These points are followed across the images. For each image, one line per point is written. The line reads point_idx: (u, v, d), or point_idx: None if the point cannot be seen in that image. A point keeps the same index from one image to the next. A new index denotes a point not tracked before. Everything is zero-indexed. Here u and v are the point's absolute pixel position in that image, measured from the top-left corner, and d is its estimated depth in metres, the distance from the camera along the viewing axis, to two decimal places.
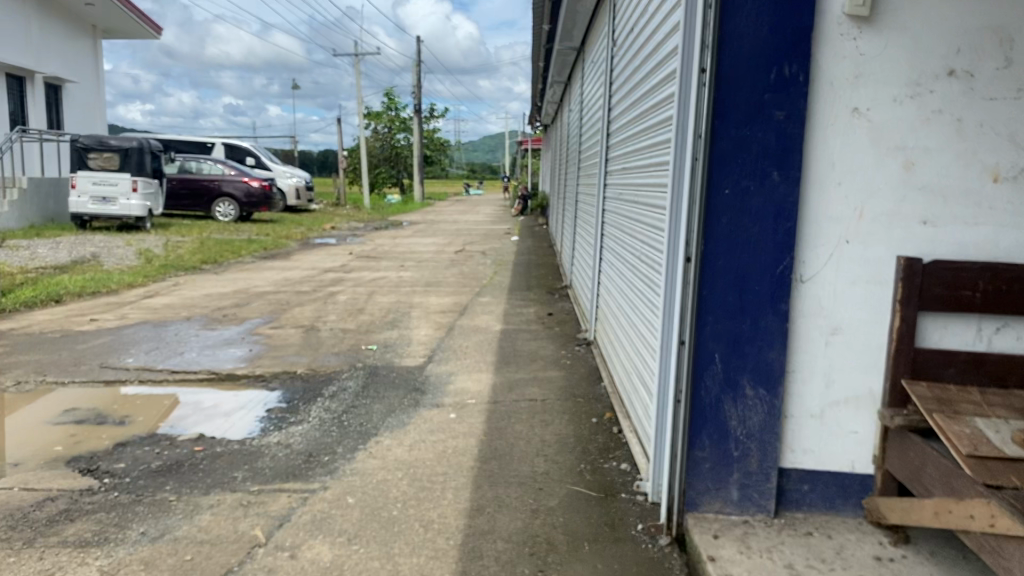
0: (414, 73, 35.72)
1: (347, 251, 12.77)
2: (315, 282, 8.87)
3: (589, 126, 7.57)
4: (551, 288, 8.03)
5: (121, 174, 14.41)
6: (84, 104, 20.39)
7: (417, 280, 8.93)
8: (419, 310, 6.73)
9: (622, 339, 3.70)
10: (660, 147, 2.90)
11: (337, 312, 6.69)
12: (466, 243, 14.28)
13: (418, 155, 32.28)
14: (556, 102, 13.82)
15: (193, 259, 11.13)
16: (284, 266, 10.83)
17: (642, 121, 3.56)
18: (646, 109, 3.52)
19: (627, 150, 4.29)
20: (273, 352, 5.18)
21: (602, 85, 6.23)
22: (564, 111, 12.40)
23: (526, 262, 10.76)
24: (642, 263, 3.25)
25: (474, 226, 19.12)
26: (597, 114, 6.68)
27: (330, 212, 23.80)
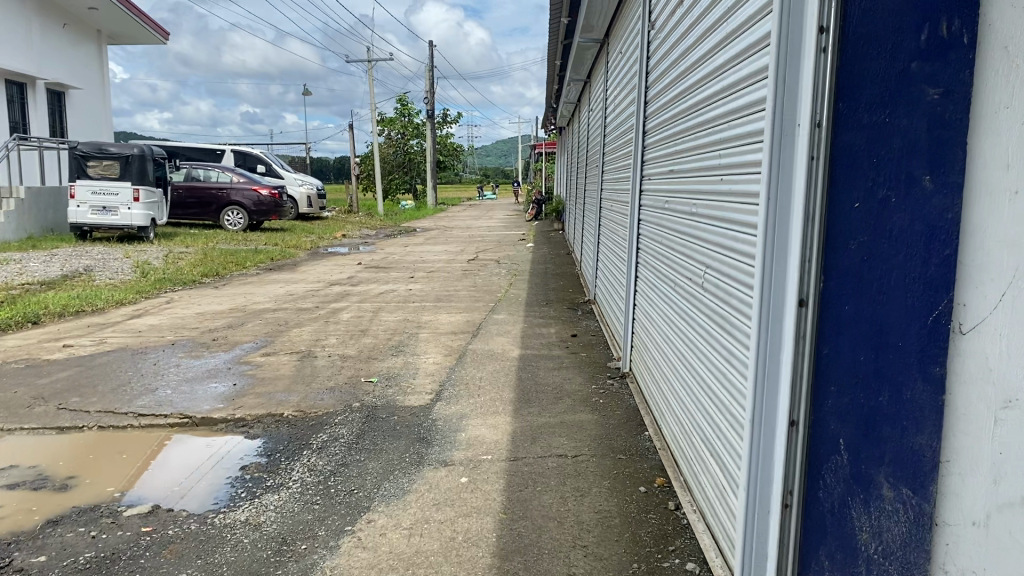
0: (427, 76, 35.07)
1: (356, 261, 12.08)
2: (318, 297, 8.18)
3: (617, 126, 6.84)
4: (574, 303, 7.31)
5: (122, 182, 13.77)
6: (88, 111, 19.84)
7: (428, 294, 8.22)
8: (429, 331, 6.02)
9: (676, 384, 2.97)
10: (744, 143, 2.18)
11: (337, 334, 5.99)
12: (481, 250, 13.57)
13: (432, 159, 31.64)
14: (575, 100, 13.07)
15: (192, 272, 10.46)
16: (288, 279, 10.14)
17: (704, 113, 2.83)
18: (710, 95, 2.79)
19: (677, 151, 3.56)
20: (259, 386, 4.47)
21: (634, 77, 5.48)
22: (584, 110, 11.67)
23: (544, 272, 10.04)
24: (708, 294, 2.54)
25: (490, 232, 18.44)
26: (627, 110, 5.94)
27: (342, 218, 23.17)
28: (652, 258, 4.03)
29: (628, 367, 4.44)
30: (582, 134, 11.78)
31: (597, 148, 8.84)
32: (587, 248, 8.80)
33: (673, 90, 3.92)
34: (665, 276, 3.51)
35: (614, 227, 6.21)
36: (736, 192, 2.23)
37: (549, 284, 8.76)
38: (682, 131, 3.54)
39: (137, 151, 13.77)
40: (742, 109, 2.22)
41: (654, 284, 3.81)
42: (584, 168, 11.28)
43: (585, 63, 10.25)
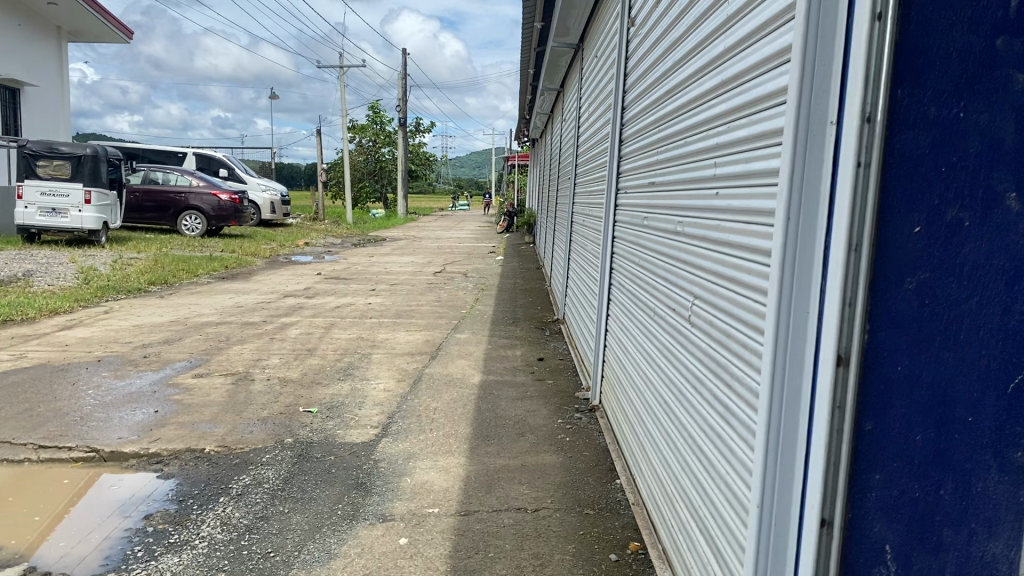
0: (400, 84, 34.60)
1: (316, 271, 11.55)
2: (269, 310, 7.65)
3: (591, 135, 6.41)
4: (542, 322, 6.86)
5: (73, 183, 13.10)
6: (46, 109, 19.10)
7: (388, 309, 7.72)
8: (383, 351, 5.53)
9: (656, 433, 2.54)
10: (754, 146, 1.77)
11: (283, 353, 5.48)
12: (448, 263, 13.09)
13: (402, 168, 31.14)
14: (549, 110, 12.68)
15: (140, 279, 9.87)
16: (241, 289, 9.59)
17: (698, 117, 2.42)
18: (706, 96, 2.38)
19: (664, 161, 3.15)
20: (184, 415, 3.96)
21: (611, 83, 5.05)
22: (558, 119, 11.26)
23: (512, 287, 9.59)
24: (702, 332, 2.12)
25: (459, 243, 17.98)
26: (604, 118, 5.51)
27: (307, 226, 22.57)
28: (629, 280, 3.62)
29: (598, 400, 3.99)
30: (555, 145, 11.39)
31: (569, 160, 8.42)
32: (556, 263, 8.36)
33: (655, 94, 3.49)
34: (646, 305, 3.08)
35: (587, 243, 5.77)
36: (741, 213, 1.81)
37: (516, 300, 8.31)
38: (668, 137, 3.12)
39: (90, 151, 13.12)
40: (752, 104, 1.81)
41: (631, 312, 3.38)
42: (556, 180, 10.87)
43: (559, 70, 9.83)
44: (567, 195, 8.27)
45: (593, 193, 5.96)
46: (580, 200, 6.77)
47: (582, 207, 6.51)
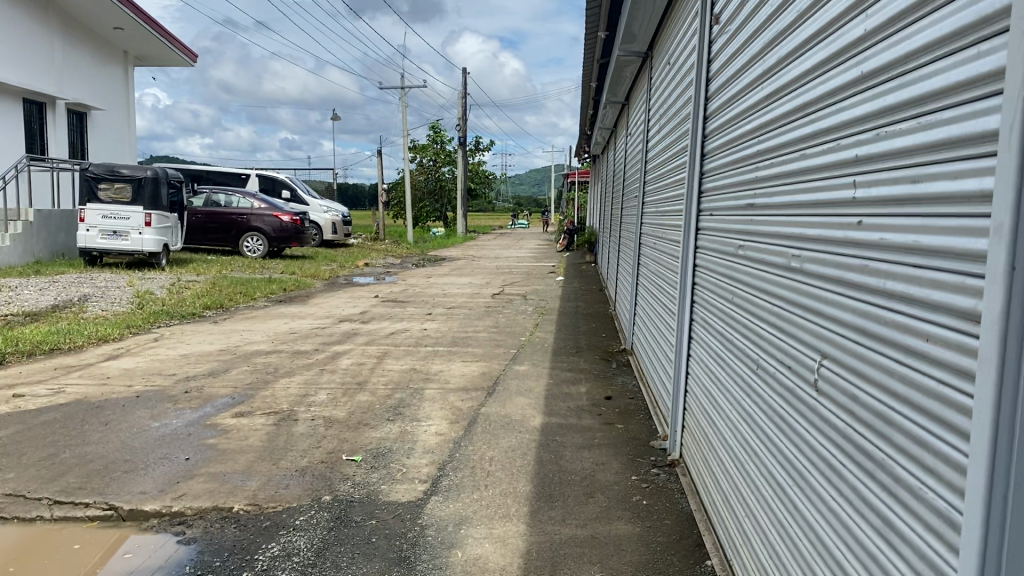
0: (460, 102, 34.49)
1: (373, 294, 11.24)
2: (322, 338, 7.32)
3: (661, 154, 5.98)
4: (608, 352, 6.37)
5: (133, 206, 13.08)
6: (113, 134, 19.33)
7: (445, 337, 7.32)
8: (437, 386, 5.12)
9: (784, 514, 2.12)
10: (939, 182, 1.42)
11: (330, 388, 5.10)
12: (508, 284, 12.67)
13: (463, 187, 30.94)
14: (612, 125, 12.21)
15: (194, 304, 9.67)
16: (296, 314, 9.31)
17: (815, 149, 2.09)
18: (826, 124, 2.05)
19: (765, 183, 2.71)
20: (215, 464, 3.59)
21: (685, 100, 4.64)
22: (622, 133, 10.78)
23: (576, 311, 9.11)
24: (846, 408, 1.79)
25: (520, 263, 17.56)
26: (676, 136, 5.08)
27: (368, 246, 22.42)
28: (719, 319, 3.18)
29: (677, 454, 3.55)
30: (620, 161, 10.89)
31: (635, 179, 7.96)
32: (621, 289, 7.88)
33: (741, 113, 3.11)
34: (743, 358, 2.72)
35: (658, 270, 5.31)
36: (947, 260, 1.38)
37: (580, 327, 7.83)
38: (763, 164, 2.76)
39: (151, 173, 13.09)
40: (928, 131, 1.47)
41: (720, 362, 3.01)
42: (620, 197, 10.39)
43: (623, 83, 9.37)
44: (632, 215, 7.79)
45: (664, 216, 5.50)
46: (649, 222, 6.31)
47: (652, 231, 6.05)
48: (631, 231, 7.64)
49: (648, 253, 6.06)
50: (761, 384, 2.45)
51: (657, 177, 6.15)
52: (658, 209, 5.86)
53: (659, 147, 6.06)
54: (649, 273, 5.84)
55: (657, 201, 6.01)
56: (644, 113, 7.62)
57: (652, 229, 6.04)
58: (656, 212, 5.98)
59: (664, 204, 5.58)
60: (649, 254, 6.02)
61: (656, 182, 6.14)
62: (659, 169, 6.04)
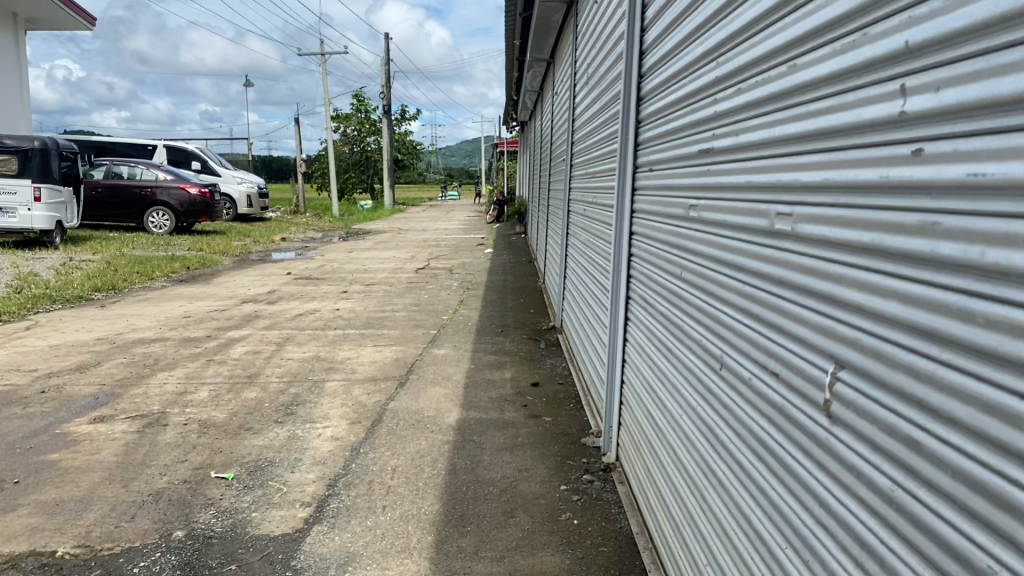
0: (384, 70, 33.34)
1: (286, 271, 10.45)
2: (221, 322, 6.56)
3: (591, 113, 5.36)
4: (536, 331, 5.79)
5: (21, 179, 11.92)
6: (6, 103, 17.87)
7: (358, 317, 6.64)
8: (340, 377, 4.47)
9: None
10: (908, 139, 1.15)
11: (215, 383, 4.40)
12: (433, 258, 12.01)
13: (388, 157, 29.98)
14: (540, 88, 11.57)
15: (83, 286, 8.76)
16: (197, 295, 8.49)
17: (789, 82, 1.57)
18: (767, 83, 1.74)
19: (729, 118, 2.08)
20: (47, 491, 2.88)
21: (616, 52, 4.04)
22: (549, 95, 10.17)
23: (503, 285, 8.52)
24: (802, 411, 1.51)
25: (448, 235, 16.85)
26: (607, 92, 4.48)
27: (288, 220, 21.40)
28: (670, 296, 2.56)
29: (614, 457, 2.99)
30: (548, 125, 10.29)
31: (563, 143, 7.34)
32: (551, 263, 7.28)
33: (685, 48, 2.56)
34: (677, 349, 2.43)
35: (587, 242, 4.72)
36: None
37: (507, 302, 7.23)
38: (694, 137, 2.39)
39: (38, 143, 11.96)
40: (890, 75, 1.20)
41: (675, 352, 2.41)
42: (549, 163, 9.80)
43: (548, 39, 8.72)
44: (561, 182, 7.17)
45: (595, 181, 4.90)
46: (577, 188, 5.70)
47: (581, 198, 5.45)
48: (560, 201, 7.04)
49: (578, 223, 5.46)
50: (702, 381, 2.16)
51: (586, 138, 5.53)
52: (588, 173, 5.25)
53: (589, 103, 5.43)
54: (580, 245, 5.24)
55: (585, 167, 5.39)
56: (570, 69, 6.99)
57: (581, 196, 5.44)
58: (585, 179, 5.37)
59: (593, 171, 4.98)
60: (579, 223, 5.41)
61: (585, 144, 5.53)
62: (588, 131, 5.42)
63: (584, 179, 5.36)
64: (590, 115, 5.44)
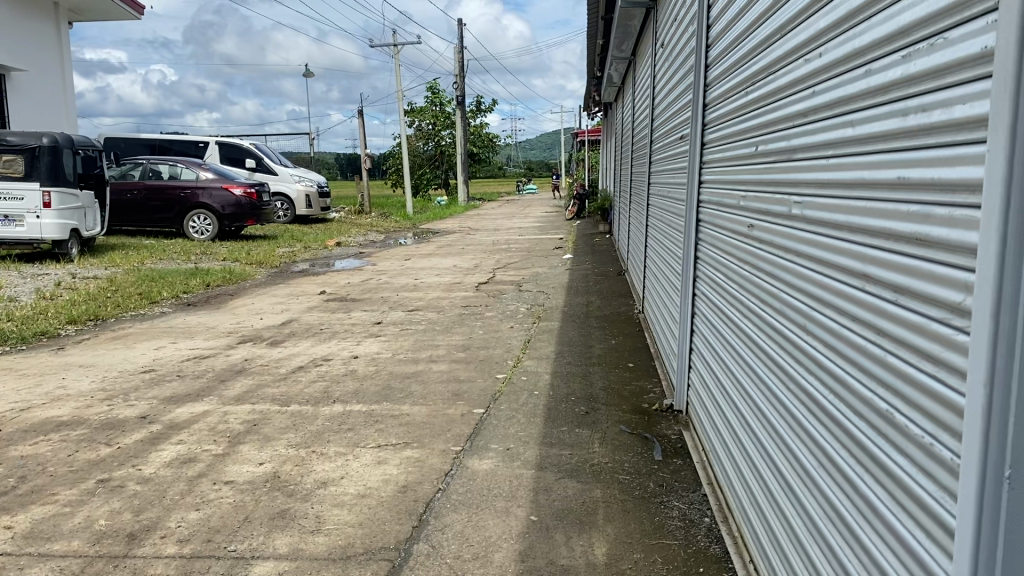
0: (458, 57, 31.27)
1: (319, 290, 8.48)
2: (184, 385, 4.57)
3: (728, 68, 3.17)
4: (642, 412, 3.60)
5: (28, 182, 10.32)
6: (48, 102, 16.42)
7: (376, 374, 4.58)
8: (286, 548, 2.41)
9: None
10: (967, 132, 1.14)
11: (59, 561, 2.39)
12: (501, 267, 9.89)
13: (462, 150, 28.01)
14: (629, 58, 9.28)
15: (58, 317, 6.94)
16: (192, 328, 6.58)
17: None
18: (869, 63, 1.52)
19: None
20: None
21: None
22: (642, 67, 7.92)
23: (588, 311, 6.35)
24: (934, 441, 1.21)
25: (521, 237, 14.67)
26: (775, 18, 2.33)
27: (352, 220, 19.61)
28: None
29: None
30: (641, 102, 8.06)
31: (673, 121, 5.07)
32: (656, 295, 5.00)
33: None
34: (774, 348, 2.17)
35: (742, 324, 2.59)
36: None
37: (593, 345, 5.03)
38: None
39: (47, 141, 10.34)
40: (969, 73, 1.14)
41: None
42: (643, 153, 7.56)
43: None
44: (674, 176, 4.91)
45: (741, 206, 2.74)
46: (695, 191, 3.55)
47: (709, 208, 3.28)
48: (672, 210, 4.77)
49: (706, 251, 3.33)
50: (778, 361, 2.10)
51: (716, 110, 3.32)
52: (726, 167, 3.05)
53: (721, 51, 3.25)
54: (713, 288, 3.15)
55: (715, 159, 3.22)
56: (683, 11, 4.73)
57: (709, 202, 3.29)
58: (716, 178, 3.18)
59: (736, 165, 2.84)
60: (709, 250, 3.26)
61: (715, 123, 3.34)
62: (723, 98, 3.23)
63: (718, 180, 3.17)
64: (726, 71, 3.23)
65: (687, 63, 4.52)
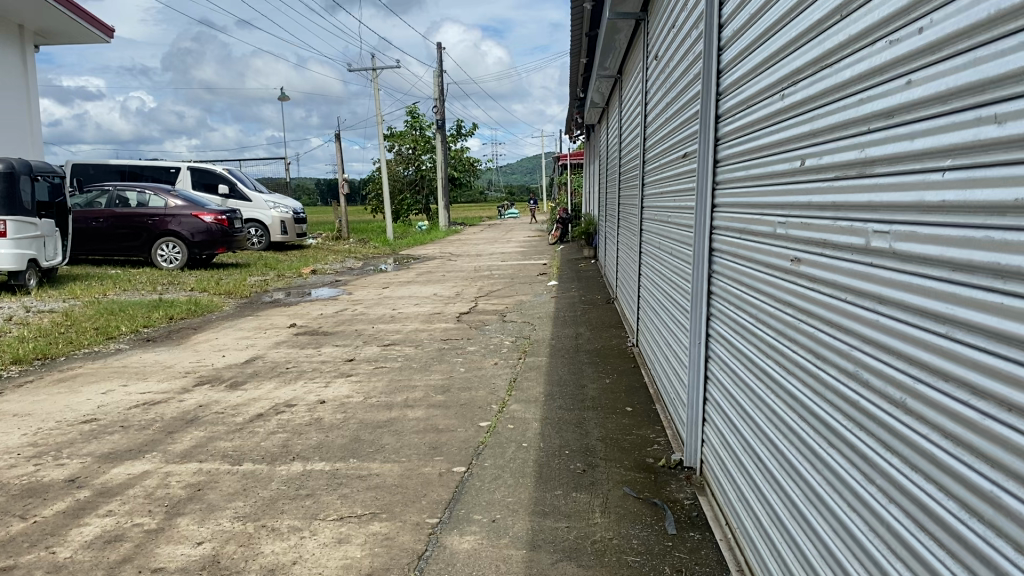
0: (438, 81, 30.94)
1: (290, 323, 7.95)
2: (127, 438, 4.04)
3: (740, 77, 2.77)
4: (646, 471, 3.13)
5: None
6: (11, 128, 15.84)
7: (344, 423, 4.07)
8: None
9: None
10: (995, 154, 1.13)
11: None
12: (484, 295, 9.41)
13: (443, 174, 27.57)
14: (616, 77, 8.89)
15: (3, 356, 6.38)
16: (148, 368, 6.03)
17: None
18: (907, 71, 1.37)
19: None
20: None
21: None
22: (631, 86, 7.52)
23: (577, 344, 5.87)
24: None
25: (503, 262, 14.19)
26: (807, 17, 1.94)
27: (330, 246, 19.07)
28: None
29: None
30: (630, 123, 7.66)
31: (672, 140, 4.65)
32: (654, 328, 4.52)
33: None
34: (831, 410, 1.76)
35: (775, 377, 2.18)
36: None
37: (585, 385, 4.54)
38: None
39: (3, 167, 9.80)
40: (999, 94, 1.11)
41: None
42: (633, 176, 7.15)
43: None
44: (675, 201, 4.47)
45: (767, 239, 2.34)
46: (698, 217, 3.19)
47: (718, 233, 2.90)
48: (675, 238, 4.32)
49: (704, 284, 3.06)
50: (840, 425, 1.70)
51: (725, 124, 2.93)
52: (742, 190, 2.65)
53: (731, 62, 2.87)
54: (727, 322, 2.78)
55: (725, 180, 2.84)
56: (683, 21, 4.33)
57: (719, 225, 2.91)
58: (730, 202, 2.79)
59: (752, 186, 2.50)
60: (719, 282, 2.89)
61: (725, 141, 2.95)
62: (734, 113, 2.85)
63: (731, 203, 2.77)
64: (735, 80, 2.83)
65: (688, 80, 4.10)
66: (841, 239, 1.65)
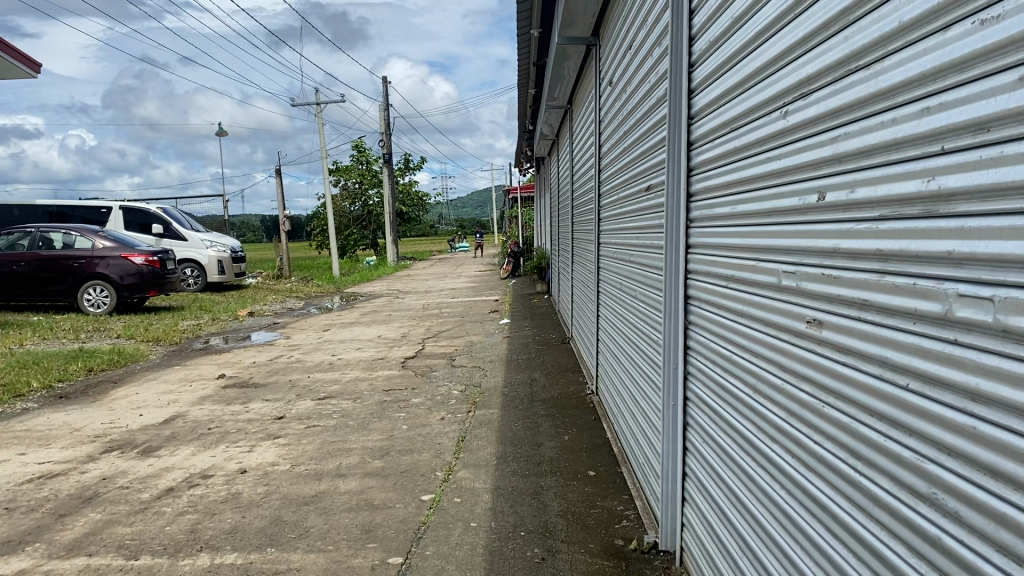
0: (383, 116, 30.54)
1: (220, 374, 7.34)
2: (9, 524, 3.46)
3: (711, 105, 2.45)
4: (615, 557, 2.69)
5: None
6: None
7: (266, 499, 3.54)
8: None
9: None
10: (993, 196, 1.17)
11: None
12: (431, 337, 8.91)
13: (390, 210, 27.05)
14: (564, 110, 8.55)
15: None
16: (53, 431, 5.39)
17: None
18: (992, 88, 1.17)
19: None
20: None
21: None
22: (582, 118, 7.20)
23: (530, 391, 5.41)
24: None
25: (451, 300, 13.70)
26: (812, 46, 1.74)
27: (272, 286, 18.38)
28: None
29: None
30: (581, 156, 7.33)
31: (632, 173, 4.29)
32: (616, 379, 4.11)
33: None
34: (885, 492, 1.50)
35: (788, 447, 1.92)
36: None
37: (542, 443, 4.07)
38: None
39: None
40: (998, 134, 1.16)
41: None
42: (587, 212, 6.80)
43: (584, 21, 5.78)
44: (638, 238, 4.11)
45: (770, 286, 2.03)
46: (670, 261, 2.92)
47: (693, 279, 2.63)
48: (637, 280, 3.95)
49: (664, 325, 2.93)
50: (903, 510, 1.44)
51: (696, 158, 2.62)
52: (726, 231, 2.32)
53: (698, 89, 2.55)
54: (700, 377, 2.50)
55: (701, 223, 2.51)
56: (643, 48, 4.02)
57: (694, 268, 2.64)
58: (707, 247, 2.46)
59: (738, 227, 2.22)
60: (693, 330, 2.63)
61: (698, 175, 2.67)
62: (704, 144, 2.53)
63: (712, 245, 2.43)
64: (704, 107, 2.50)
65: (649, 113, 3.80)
66: (894, 298, 1.43)
